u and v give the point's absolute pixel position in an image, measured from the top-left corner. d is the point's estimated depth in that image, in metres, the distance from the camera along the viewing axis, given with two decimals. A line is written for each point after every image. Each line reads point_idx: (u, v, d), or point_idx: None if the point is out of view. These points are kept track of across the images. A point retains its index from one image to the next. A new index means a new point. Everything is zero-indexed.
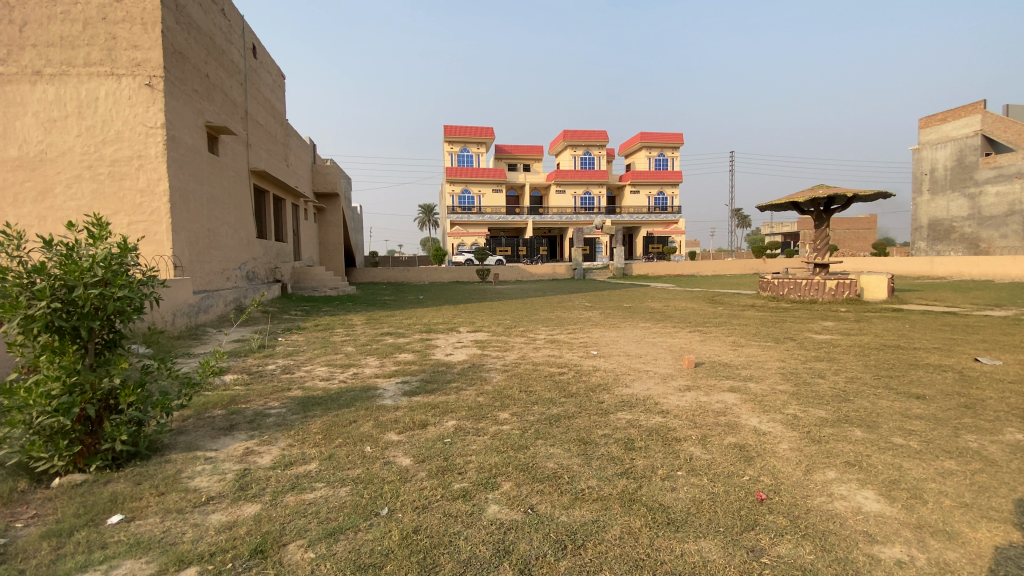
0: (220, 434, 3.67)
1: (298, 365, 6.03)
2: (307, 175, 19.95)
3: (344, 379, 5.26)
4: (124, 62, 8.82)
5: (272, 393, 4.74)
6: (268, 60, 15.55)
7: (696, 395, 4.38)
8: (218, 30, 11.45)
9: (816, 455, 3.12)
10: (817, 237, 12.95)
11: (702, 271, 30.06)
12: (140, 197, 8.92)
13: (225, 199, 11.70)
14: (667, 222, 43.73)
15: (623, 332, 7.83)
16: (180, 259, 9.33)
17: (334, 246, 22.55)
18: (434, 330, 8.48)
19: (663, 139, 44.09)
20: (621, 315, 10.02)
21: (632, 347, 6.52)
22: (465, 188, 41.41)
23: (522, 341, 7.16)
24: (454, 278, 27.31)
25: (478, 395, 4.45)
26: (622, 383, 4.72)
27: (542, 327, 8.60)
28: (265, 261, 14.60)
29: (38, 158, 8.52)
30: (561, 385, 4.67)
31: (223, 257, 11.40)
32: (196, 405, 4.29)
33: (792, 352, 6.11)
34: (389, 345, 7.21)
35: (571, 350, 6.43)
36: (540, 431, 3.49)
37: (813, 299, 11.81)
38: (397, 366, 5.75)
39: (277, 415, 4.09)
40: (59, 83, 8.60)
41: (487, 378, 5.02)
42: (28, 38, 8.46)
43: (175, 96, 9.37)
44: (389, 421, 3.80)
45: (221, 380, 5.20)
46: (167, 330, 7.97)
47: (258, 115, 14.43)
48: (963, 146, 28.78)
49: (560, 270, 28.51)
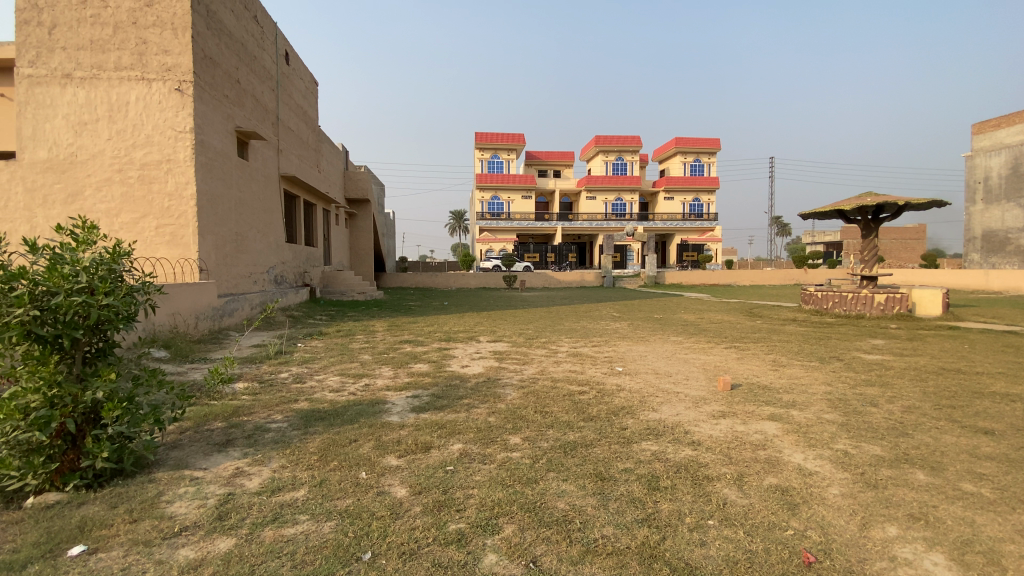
0: (214, 450, 3.48)
1: (310, 374, 5.86)
2: (338, 181, 20.19)
3: (355, 390, 5.03)
4: (154, 67, 9.00)
5: (277, 405, 4.55)
6: (301, 66, 15.81)
7: (731, 424, 3.95)
8: (250, 37, 11.65)
9: (871, 504, 2.65)
10: (864, 248, 12.13)
11: (737, 281, 29.00)
12: (168, 200, 9.03)
13: (254, 204, 11.83)
14: (700, 230, 42.50)
15: (653, 347, 7.37)
16: (206, 263, 9.41)
17: (364, 251, 22.73)
18: (454, 339, 8.22)
19: (698, 145, 42.98)
20: (651, 328, 9.53)
21: (662, 365, 6.08)
22: (495, 194, 41.50)
23: (544, 354, 6.80)
24: (481, 284, 27.14)
25: (491, 414, 4.13)
26: (648, 407, 4.31)
27: (566, 339, 8.23)
28: (294, 265, 14.72)
29: (68, 160, 8.74)
30: (580, 406, 4.30)
31: (251, 261, 11.51)
32: (195, 416, 4.14)
33: (839, 375, 5.55)
34: (406, 354, 6.98)
35: (594, 365, 6.04)
36: (553, 462, 3.14)
37: (859, 314, 11.02)
38: (411, 378, 5.49)
39: (277, 430, 3.87)
40: (89, 86, 8.81)
41: (503, 395, 4.70)
42: (58, 41, 8.69)
43: (204, 101, 9.50)
44: (391, 442, 3.52)
45: (229, 389, 5.06)
46: (188, 333, 8.01)
47: (290, 120, 14.65)
48: (1020, 154, 26.80)
49: (588, 278, 27.97)
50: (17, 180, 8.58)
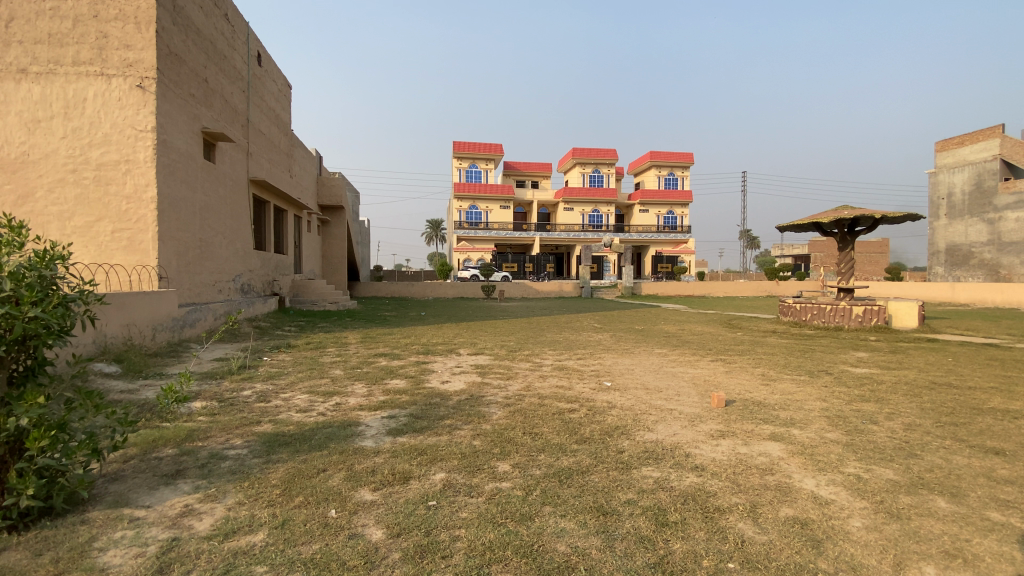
0: (159, 484, 3.03)
1: (277, 392, 5.39)
2: (311, 187, 19.56)
3: (325, 410, 4.61)
4: (115, 62, 8.43)
5: (237, 428, 4.10)
6: (273, 68, 15.27)
7: (733, 445, 3.70)
8: (220, 35, 11.14)
9: (900, 539, 2.43)
10: (841, 260, 12.27)
11: (713, 292, 29.35)
12: (126, 203, 8.42)
13: (221, 209, 11.25)
14: (675, 241, 43.03)
15: (639, 360, 7.13)
16: (166, 270, 8.80)
17: (337, 259, 22.07)
18: (432, 352, 7.84)
19: (673, 158, 43.69)
20: (634, 340, 9.32)
21: (651, 379, 5.83)
22: (472, 204, 41.22)
23: (527, 368, 6.48)
24: (458, 294, 26.74)
25: (474, 437, 3.79)
26: (643, 427, 4.04)
27: (549, 351, 7.93)
28: (262, 274, 14.08)
29: (18, 159, 8.07)
30: (571, 426, 3.99)
31: (216, 268, 10.90)
32: (142, 442, 3.67)
33: (831, 390, 5.39)
34: (381, 369, 6.55)
35: (581, 380, 5.76)
36: (548, 493, 2.82)
37: (838, 326, 11.08)
38: (386, 396, 5.09)
39: (235, 458, 3.43)
40: (45, 82, 8.20)
41: (487, 415, 4.36)
42: (15, 34, 8.08)
43: (169, 100, 8.95)
44: (364, 472, 3.15)
45: (184, 409, 4.58)
46: (144, 345, 7.42)
47: (261, 123, 14.08)
48: (982, 170, 28.15)
49: (566, 288, 27.85)
50: None
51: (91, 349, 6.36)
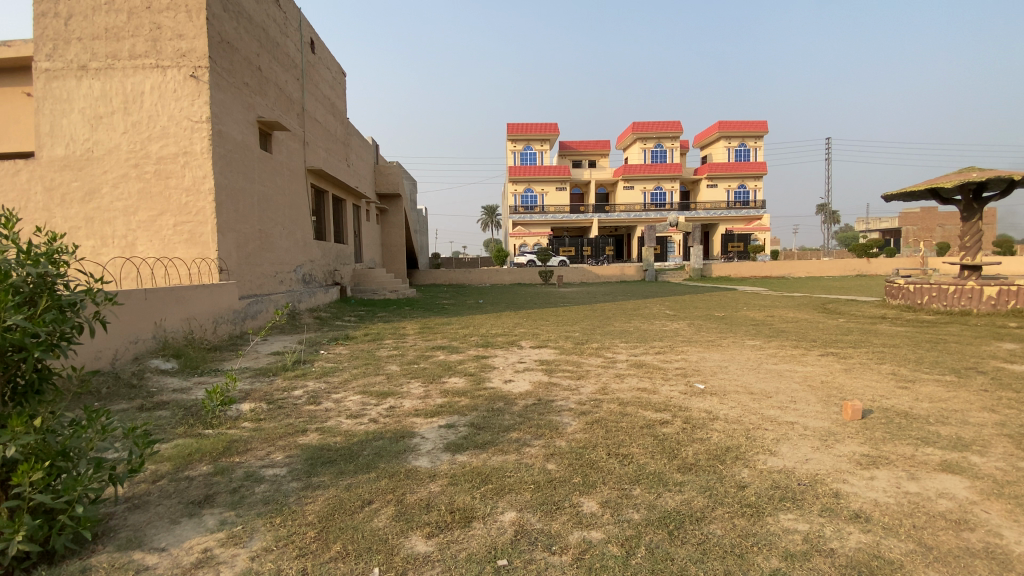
0: (182, 516, 2.57)
1: (329, 392, 4.94)
2: (369, 176, 19.52)
3: (377, 416, 4.07)
4: (169, 53, 8.33)
5: (281, 438, 3.65)
6: (327, 55, 15.10)
7: (894, 480, 2.83)
8: (272, 22, 10.98)
9: None
10: (966, 233, 10.41)
11: (791, 272, 27.02)
12: (186, 196, 8.37)
13: (280, 200, 11.19)
14: (748, 218, 40.18)
15: (730, 355, 6.15)
16: (227, 263, 8.75)
17: (396, 248, 22.09)
18: (493, 345, 7.25)
19: (744, 128, 40.58)
20: (718, 329, 8.27)
21: (753, 381, 4.89)
22: (528, 187, 40.50)
23: (599, 364, 5.71)
24: (516, 279, 26.20)
25: (548, 459, 3.09)
26: (762, 449, 3.22)
27: (622, 343, 7.12)
28: (323, 264, 14.10)
29: (85, 156, 8.22)
30: (668, 446, 3.22)
31: (277, 259, 10.87)
32: (176, 457, 3.27)
33: (996, 397, 4.24)
34: (438, 364, 6.01)
35: (668, 381, 4.93)
36: (658, 555, 2.10)
37: (964, 311, 9.42)
38: (444, 398, 4.51)
39: (271, 481, 2.93)
40: (104, 77, 8.24)
41: (562, 427, 3.64)
42: (75, 32, 8.14)
43: (222, 89, 8.81)
44: (417, 507, 2.54)
45: (232, 414, 4.24)
46: (205, 338, 7.35)
47: (316, 112, 13.97)
48: None
49: (629, 272, 26.59)
50: (35, 180, 8.16)
51: (151, 344, 6.29)
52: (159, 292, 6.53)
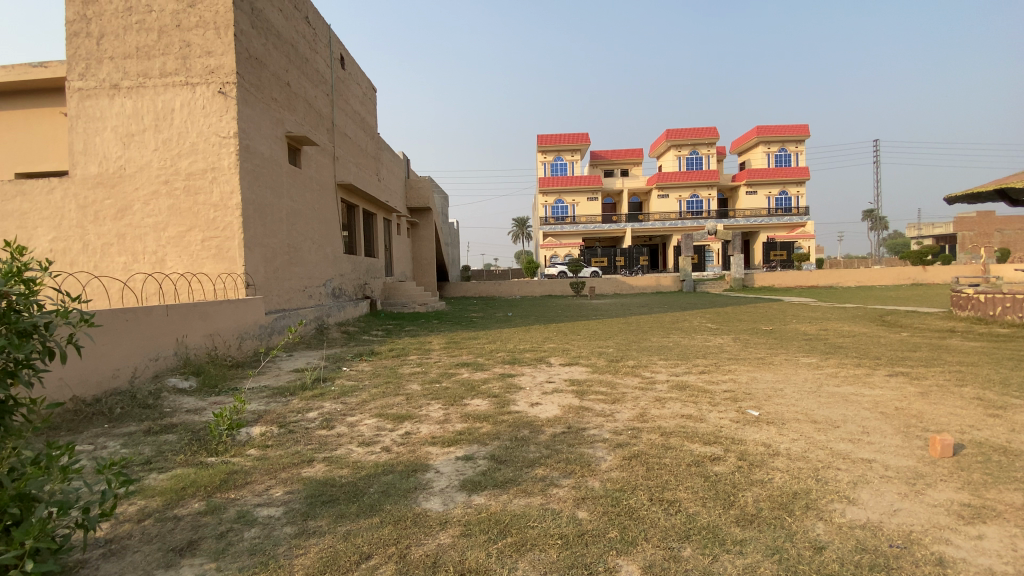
0: (158, 567, 2.26)
1: (343, 414, 4.62)
2: (399, 190, 19.54)
3: (390, 444, 3.71)
4: (198, 70, 8.41)
5: (284, 469, 3.33)
6: (357, 71, 15.24)
7: (1013, 542, 2.24)
8: (301, 38, 11.06)
9: None
10: None
11: (841, 282, 25.49)
12: (214, 211, 8.37)
13: (309, 214, 11.17)
14: (790, 226, 38.53)
15: (785, 375, 5.53)
16: (254, 278, 8.69)
17: (426, 261, 22.01)
18: (521, 361, 6.82)
19: (784, 132, 39.16)
20: (766, 346, 7.59)
21: (814, 407, 4.29)
22: (559, 198, 40.18)
23: (636, 386, 5.20)
24: (547, 292, 25.73)
25: (579, 504, 2.64)
26: (837, 496, 2.68)
27: (661, 361, 6.57)
28: (353, 277, 14.03)
29: (117, 173, 8.35)
30: (723, 492, 2.73)
31: (306, 273, 10.81)
32: (169, 492, 2.99)
33: None
34: (461, 384, 5.62)
35: (716, 406, 4.39)
36: None
37: None
38: (465, 424, 4.12)
39: (263, 524, 2.59)
40: (135, 96, 8.38)
41: (596, 463, 3.18)
42: (106, 51, 8.33)
43: (250, 104, 8.83)
44: (421, 567, 2.14)
45: (240, 438, 3.98)
46: (229, 355, 7.21)
47: (347, 127, 14.04)
48: None
49: (664, 282, 25.73)
50: (71, 198, 8.35)
51: (172, 361, 6.17)
52: (181, 307, 6.42)
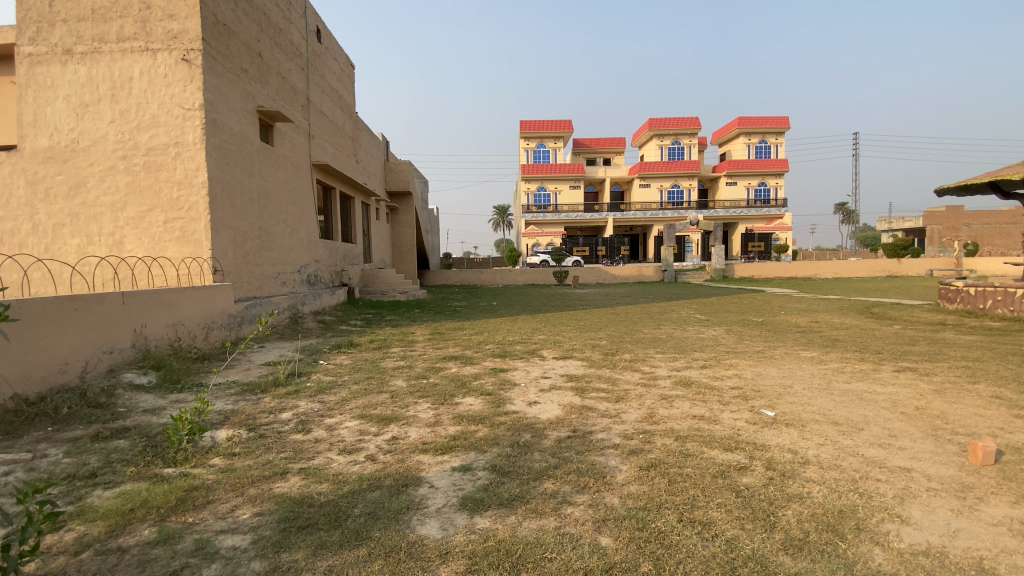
0: None
1: (322, 416, 4.17)
2: (379, 173, 18.82)
3: (376, 453, 3.29)
4: (159, 35, 7.67)
5: (253, 484, 2.89)
6: (334, 46, 14.41)
7: None
8: (273, 5, 10.27)
9: None
10: None
11: (819, 272, 25.84)
12: (177, 190, 7.70)
13: (282, 195, 10.48)
14: (768, 217, 38.99)
15: (790, 371, 5.29)
16: (222, 263, 8.07)
17: (405, 248, 21.39)
18: (511, 355, 6.45)
19: (765, 124, 39.37)
20: (762, 338, 7.39)
21: (831, 407, 4.04)
22: (541, 185, 39.73)
23: (638, 382, 4.88)
24: (529, 280, 25.40)
25: (600, 528, 2.30)
26: (887, 514, 2.39)
27: (659, 355, 6.28)
28: (329, 264, 13.39)
29: (69, 147, 7.59)
30: (761, 512, 2.41)
31: (279, 259, 10.18)
32: (113, 516, 2.51)
33: None
34: (450, 379, 5.22)
35: (729, 405, 4.10)
36: None
37: None
38: (459, 427, 3.73)
39: (227, 559, 2.16)
40: (89, 62, 7.60)
41: (611, 475, 2.83)
42: (57, 12, 7.52)
43: (217, 75, 8.12)
44: None
45: (204, 444, 3.53)
46: (194, 346, 6.64)
47: (323, 104, 13.28)
48: None
49: (646, 272, 25.67)
50: (18, 173, 7.57)
51: (129, 354, 5.59)
52: (139, 295, 5.81)
